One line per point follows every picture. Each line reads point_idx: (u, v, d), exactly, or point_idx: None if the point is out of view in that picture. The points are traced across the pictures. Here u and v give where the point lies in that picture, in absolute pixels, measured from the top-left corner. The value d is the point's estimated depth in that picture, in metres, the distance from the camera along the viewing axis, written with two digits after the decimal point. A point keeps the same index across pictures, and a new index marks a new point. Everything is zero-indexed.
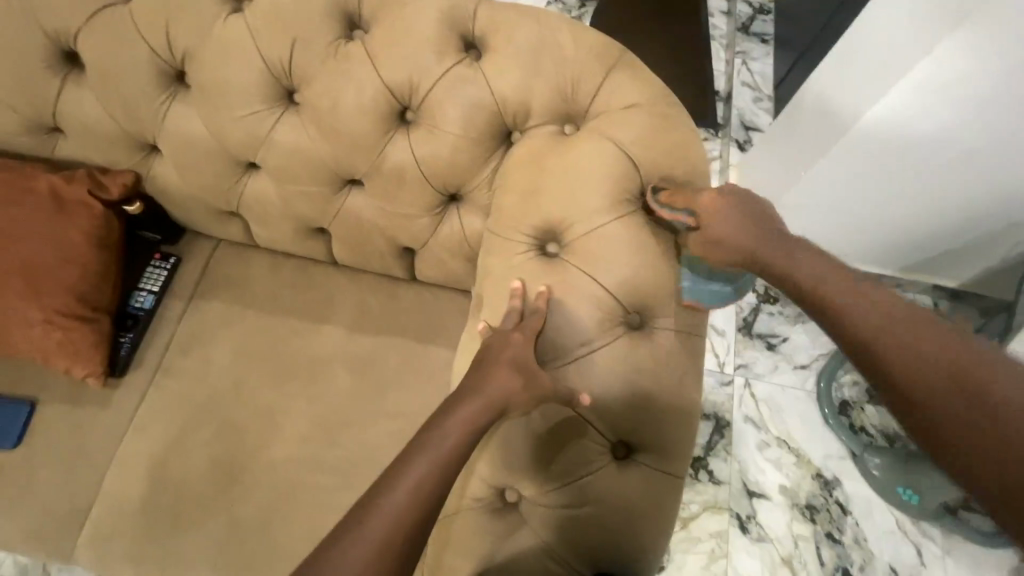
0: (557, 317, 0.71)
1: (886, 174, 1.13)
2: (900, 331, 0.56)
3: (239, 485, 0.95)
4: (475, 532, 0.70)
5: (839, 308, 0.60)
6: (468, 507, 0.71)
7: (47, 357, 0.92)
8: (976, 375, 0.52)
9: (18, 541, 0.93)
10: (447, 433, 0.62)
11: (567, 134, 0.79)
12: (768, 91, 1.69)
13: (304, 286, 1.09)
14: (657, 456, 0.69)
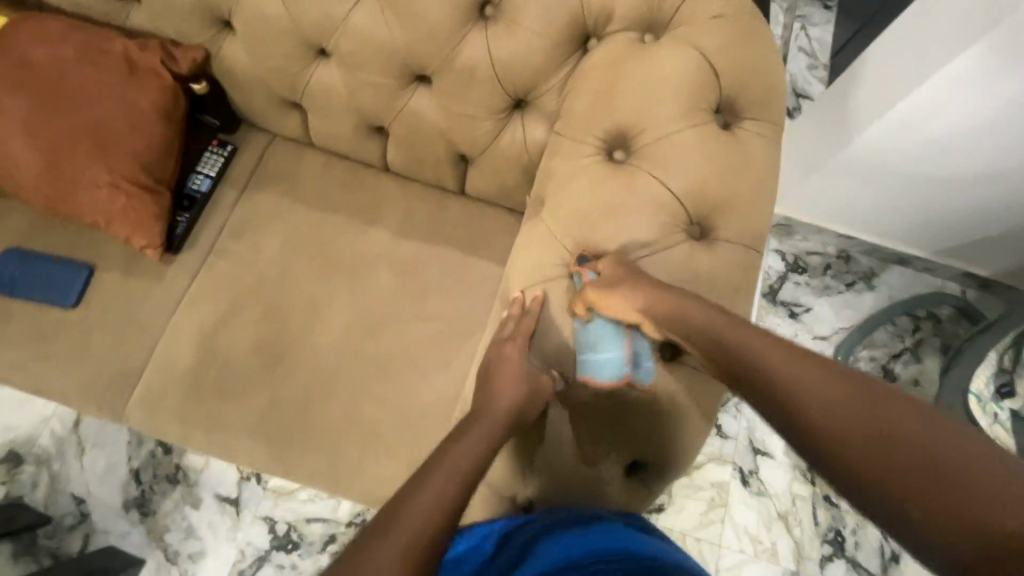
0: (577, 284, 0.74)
1: (910, 156, 1.30)
2: (863, 416, 0.51)
3: (283, 365, 0.98)
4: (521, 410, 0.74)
5: (767, 373, 0.59)
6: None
7: (109, 222, 0.95)
8: (929, 456, 0.47)
9: (74, 394, 0.98)
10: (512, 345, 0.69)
11: (646, 43, 0.78)
12: (824, 59, 1.65)
13: (355, 188, 1.11)
14: (702, 360, 0.73)
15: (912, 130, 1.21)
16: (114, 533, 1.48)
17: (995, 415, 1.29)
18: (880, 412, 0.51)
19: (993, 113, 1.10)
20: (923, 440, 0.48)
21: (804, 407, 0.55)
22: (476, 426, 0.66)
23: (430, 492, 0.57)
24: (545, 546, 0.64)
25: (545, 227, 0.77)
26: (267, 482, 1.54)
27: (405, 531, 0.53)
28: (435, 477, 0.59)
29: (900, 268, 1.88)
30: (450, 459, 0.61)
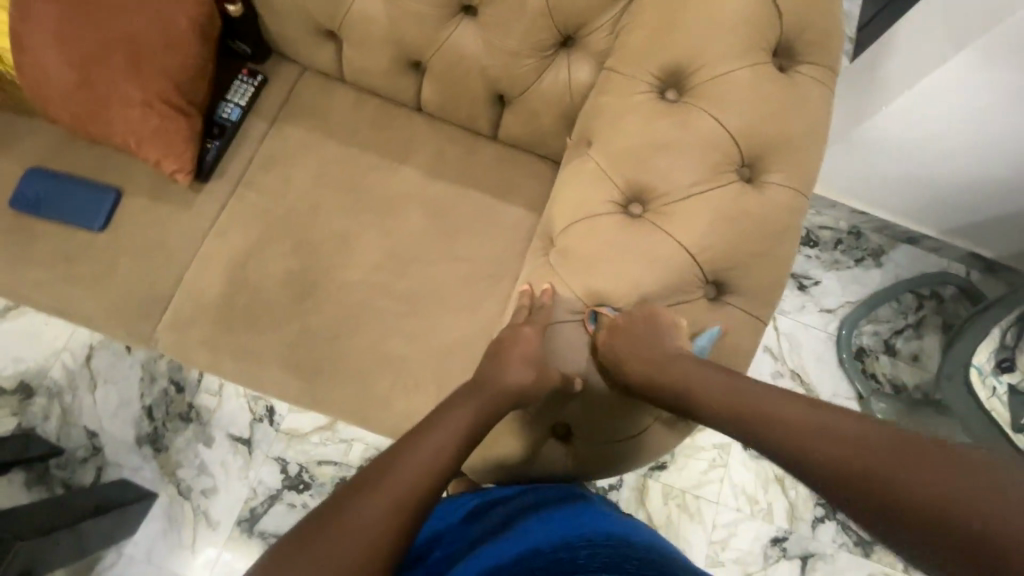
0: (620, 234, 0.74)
1: (921, 140, 1.39)
2: (836, 440, 0.54)
3: (313, 298, 0.98)
4: (565, 342, 0.76)
5: (741, 406, 0.63)
6: (560, 325, 0.76)
7: (140, 144, 0.93)
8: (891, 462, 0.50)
9: (101, 317, 0.97)
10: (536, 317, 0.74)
11: None
12: (850, 34, 1.60)
13: (387, 126, 1.09)
14: (746, 299, 0.73)
15: (922, 113, 1.30)
16: (126, 467, 1.50)
17: (993, 388, 1.35)
18: (841, 423, 0.55)
19: (1006, 99, 1.18)
20: (886, 453, 0.51)
21: (781, 437, 0.58)
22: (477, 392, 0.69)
23: (426, 453, 0.61)
24: (546, 525, 0.69)
25: (593, 164, 0.77)
26: (280, 424, 1.56)
27: (400, 484, 0.58)
28: (432, 437, 0.63)
29: (909, 248, 1.91)
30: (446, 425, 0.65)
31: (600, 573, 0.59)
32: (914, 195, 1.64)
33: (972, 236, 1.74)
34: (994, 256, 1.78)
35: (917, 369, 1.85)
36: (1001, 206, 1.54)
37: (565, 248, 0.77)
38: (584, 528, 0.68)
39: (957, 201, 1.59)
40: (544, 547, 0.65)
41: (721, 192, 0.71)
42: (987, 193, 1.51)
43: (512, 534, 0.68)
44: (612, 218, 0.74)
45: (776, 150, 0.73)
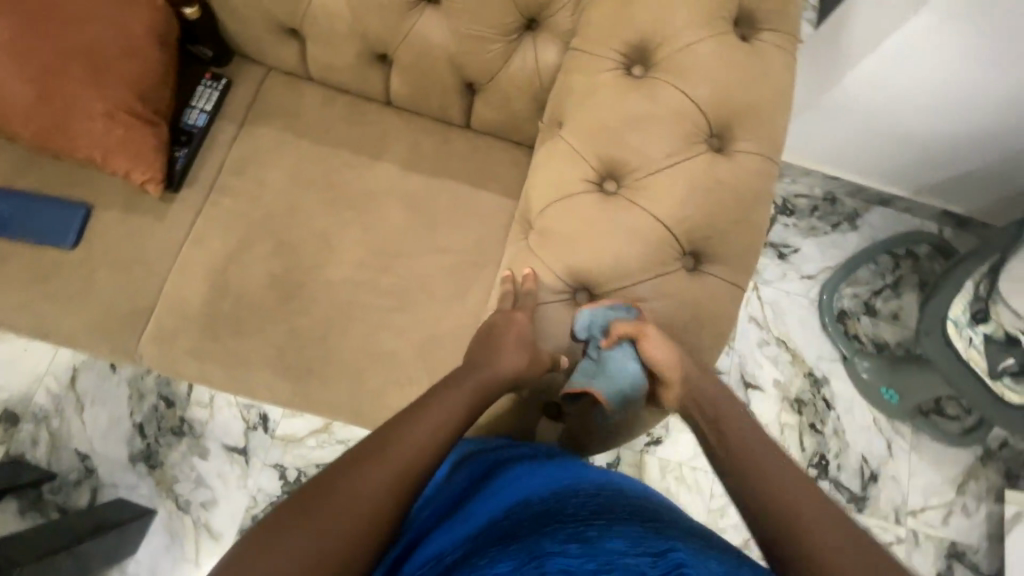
0: (593, 210, 0.74)
1: (893, 98, 1.40)
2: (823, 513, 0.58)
3: (297, 300, 0.98)
4: (552, 320, 0.77)
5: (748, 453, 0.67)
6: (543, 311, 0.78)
7: (107, 156, 0.91)
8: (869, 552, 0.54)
9: (81, 336, 0.96)
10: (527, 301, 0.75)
11: None
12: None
13: (358, 122, 1.08)
14: (725, 267, 0.73)
15: (893, 71, 1.31)
16: (122, 486, 1.48)
17: (969, 340, 1.35)
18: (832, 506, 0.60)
19: (977, 49, 1.20)
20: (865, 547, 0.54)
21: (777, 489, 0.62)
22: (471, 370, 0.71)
23: (420, 434, 0.62)
24: (539, 476, 0.67)
25: (565, 144, 0.78)
26: (274, 430, 1.56)
27: (394, 462, 0.59)
28: (427, 420, 0.64)
29: (883, 209, 1.94)
30: (442, 406, 0.67)
31: (593, 521, 0.59)
32: (887, 156, 1.66)
33: (942, 193, 1.78)
34: (965, 211, 1.82)
35: (897, 327, 1.90)
36: (974, 159, 1.57)
37: (544, 229, 0.77)
38: (574, 476, 0.68)
39: (930, 158, 1.62)
40: (534, 496, 0.63)
41: (692, 162, 0.72)
42: (959, 149, 1.53)
43: (499, 484, 0.67)
44: (588, 197, 0.75)
45: (742, 118, 0.74)
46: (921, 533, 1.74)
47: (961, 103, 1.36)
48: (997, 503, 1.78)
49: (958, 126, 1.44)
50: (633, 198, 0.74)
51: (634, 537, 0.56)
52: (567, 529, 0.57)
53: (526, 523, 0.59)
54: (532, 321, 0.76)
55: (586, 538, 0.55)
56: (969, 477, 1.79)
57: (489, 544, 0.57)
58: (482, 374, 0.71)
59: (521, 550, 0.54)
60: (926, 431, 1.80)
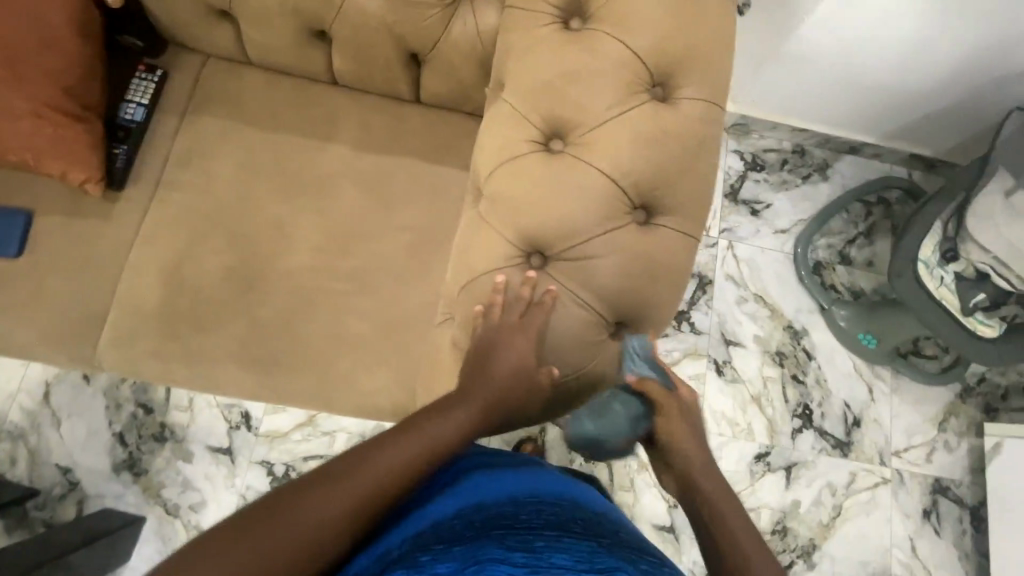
0: (540, 171, 0.73)
1: (856, 35, 1.43)
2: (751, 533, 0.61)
3: (256, 291, 0.96)
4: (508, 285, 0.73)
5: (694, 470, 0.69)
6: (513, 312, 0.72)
7: (39, 158, 0.89)
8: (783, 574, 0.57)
9: (36, 346, 0.93)
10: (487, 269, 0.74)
11: None
12: None
13: (304, 104, 1.05)
14: (678, 218, 0.72)
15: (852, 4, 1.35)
16: (108, 496, 1.47)
17: (941, 278, 1.36)
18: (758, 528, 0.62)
19: None
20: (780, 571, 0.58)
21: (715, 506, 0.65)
22: (466, 400, 0.67)
23: (393, 461, 0.60)
24: (497, 483, 0.68)
25: (507, 106, 0.76)
26: (258, 427, 1.54)
27: (355, 487, 0.58)
28: (404, 444, 0.62)
29: (853, 158, 1.94)
30: (428, 434, 0.64)
31: (545, 530, 0.59)
32: (852, 104, 1.68)
33: (910, 136, 1.77)
34: (933, 153, 1.82)
35: (872, 273, 1.91)
36: (937, 101, 1.59)
37: (494, 195, 0.75)
38: (533, 487, 0.69)
39: (894, 103, 1.64)
40: (489, 501, 0.64)
41: (636, 112, 0.71)
42: (923, 88, 1.56)
43: (459, 487, 0.67)
44: (535, 158, 0.73)
45: (683, 65, 0.72)
46: (906, 473, 1.78)
47: (915, 38, 1.40)
48: (977, 436, 1.82)
49: (914, 61, 1.47)
50: (580, 154, 0.72)
51: (580, 551, 0.57)
52: (515, 537, 0.57)
53: (476, 527, 0.59)
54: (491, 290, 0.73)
55: (533, 547, 0.56)
56: (950, 414, 1.83)
57: (434, 543, 0.57)
58: (478, 397, 0.68)
59: (464, 553, 0.54)
60: (906, 373, 1.82)
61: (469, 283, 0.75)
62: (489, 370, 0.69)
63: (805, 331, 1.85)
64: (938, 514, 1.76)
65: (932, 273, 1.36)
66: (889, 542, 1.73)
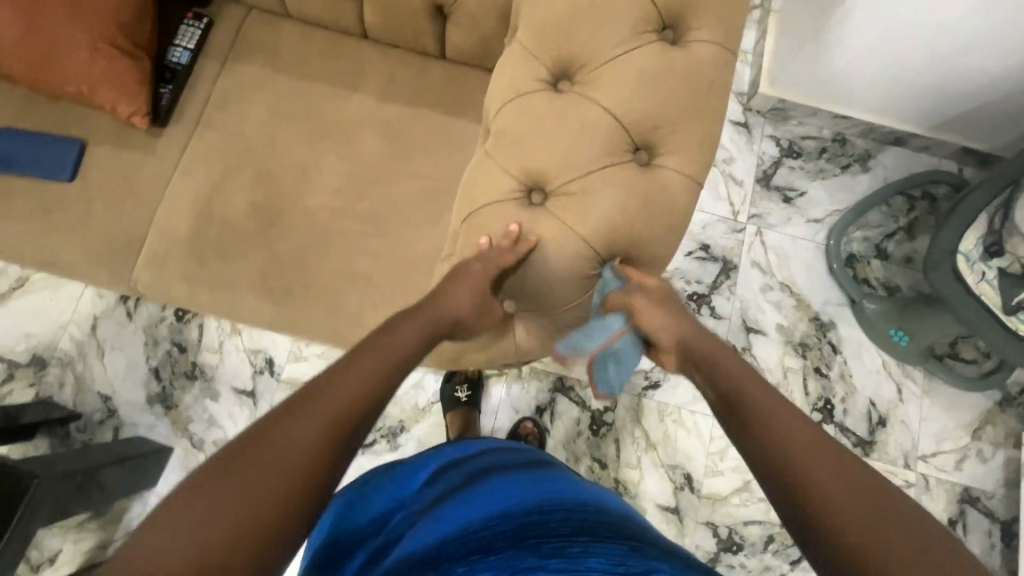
0: (544, 108, 0.75)
1: (902, 17, 1.38)
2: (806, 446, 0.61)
3: (279, 225, 1.02)
4: (507, 216, 0.75)
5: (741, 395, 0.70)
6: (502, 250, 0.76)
7: (93, 89, 0.96)
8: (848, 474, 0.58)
9: (81, 263, 1.02)
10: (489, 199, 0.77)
11: None
12: None
13: (335, 55, 1.10)
14: (679, 160, 0.73)
15: None
16: (141, 425, 1.58)
17: (982, 275, 1.27)
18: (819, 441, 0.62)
19: None
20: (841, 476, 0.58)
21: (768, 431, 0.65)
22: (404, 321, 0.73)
23: (351, 386, 0.63)
24: (514, 489, 0.76)
25: (519, 46, 0.78)
26: (280, 374, 1.62)
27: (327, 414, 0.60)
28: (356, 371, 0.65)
29: (897, 150, 1.86)
30: (380, 352, 0.69)
31: (577, 537, 0.66)
32: (897, 93, 1.62)
33: (957, 129, 1.71)
34: (986, 148, 1.73)
35: (909, 270, 1.83)
36: (990, 93, 1.51)
37: (500, 130, 0.77)
38: (555, 493, 0.75)
39: (944, 93, 1.56)
40: (514, 511, 0.71)
41: (642, 53, 0.72)
42: (974, 79, 1.48)
43: (478, 496, 0.75)
44: (541, 96, 0.75)
45: (694, 7, 0.73)
46: (932, 478, 1.70)
47: (967, 26, 1.34)
48: (1015, 448, 1.72)
49: (964, 52, 1.41)
50: (584, 93, 0.74)
51: (613, 551, 0.63)
52: (547, 545, 0.65)
53: (505, 538, 0.67)
54: (489, 221, 0.76)
55: (567, 553, 0.63)
56: (986, 422, 1.73)
57: (467, 552, 0.66)
58: (427, 317, 0.74)
59: (499, 563, 0.63)
60: (941, 375, 1.73)
61: (470, 215, 0.78)
62: (440, 293, 0.75)
63: (831, 323, 1.79)
64: (964, 523, 1.67)
65: (972, 274, 1.28)
66: None
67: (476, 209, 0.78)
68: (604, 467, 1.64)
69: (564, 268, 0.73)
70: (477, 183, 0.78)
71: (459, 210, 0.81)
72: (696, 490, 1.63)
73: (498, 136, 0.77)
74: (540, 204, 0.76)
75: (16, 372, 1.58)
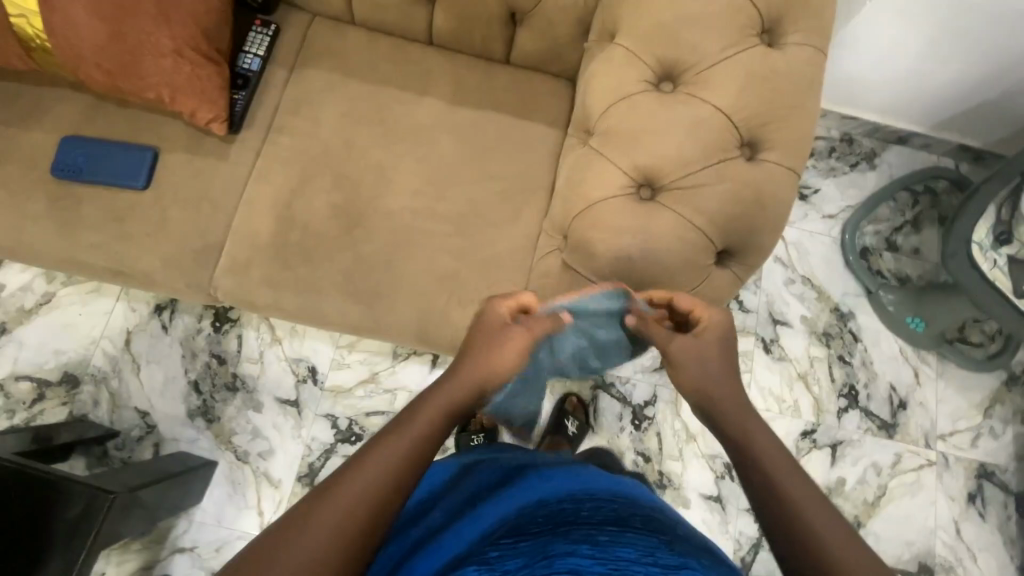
0: (653, 108, 0.79)
1: (912, 17, 1.46)
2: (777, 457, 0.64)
3: (361, 228, 1.03)
4: (622, 211, 0.79)
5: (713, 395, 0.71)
6: (618, 242, 0.79)
7: (174, 96, 0.95)
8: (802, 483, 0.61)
9: (159, 271, 1.01)
10: (603, 197, 0.80)
11: None
12: None
13: (403, 60, 1.12)
14: (783, 154, 0.77)
15: None
16: (183, 440, 1.54)
17: (995, 261, 1.30)
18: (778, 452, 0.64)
19: None
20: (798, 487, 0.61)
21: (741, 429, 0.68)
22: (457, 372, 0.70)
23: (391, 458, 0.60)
24: (550, 480, 0.76)
25: (621, 50, 0.82)
26: (324, 382, 1.61)
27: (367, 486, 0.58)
28: (411, 428, 0.64)
29: (900, 147, 1.94)
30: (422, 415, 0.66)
31: (606, 526, 0.68)
32: (903, 93, 1.70)
33: (959, 126, 1.77)
34: (980, 145, 1.81)
35: (919, 261, 1.93)
36: (988, 91, 1.60)
37: (607, 130, 0.82)
38: (586, 482, 0.76)
39: (948, 92, 1.65)
40: (548, 498, 0.72)
41: (745, 55, 0.77)
42: (977, 77, 1.56)
43: (514, 487, 0.75)
44: (649, 99, 0.80)
45: (789, 12, 0.78)
46: (951, 457, 1.78)
47: (972, 23, 1.42)
48: None
49: (967, 43, 1.47)
50: (690, 95, 0.78)
51: (643, 544, 0.65)
52: (577, 533, 0.66)
53: (537, 524, 0.67)
54: (601, 217, 0.80)
55: (597, 542, 0.65)
56: (995, 401, 1.83)
57: (502, 536, 0.66)
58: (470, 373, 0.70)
59: (532, 549, 0.64)
60: (952, 358, 1.82)
61: (580, 212, 0.82)
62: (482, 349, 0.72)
63: (852, 312, 1.87)
64: (983, 498, 1.76)
65: (986, 262, 1.30)
66: (934, 523, 1.72)
67: (587, 207, 0.82)
68: (648, 460, 1.66)
69: (679, 258, 0.78)
70: (586, 182, 0.82)
71: (565, 208, 0.85)
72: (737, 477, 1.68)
73: (607, 136, 0.81)
74: (648, 199, 0.80)
75: (47, 392, 1.53)
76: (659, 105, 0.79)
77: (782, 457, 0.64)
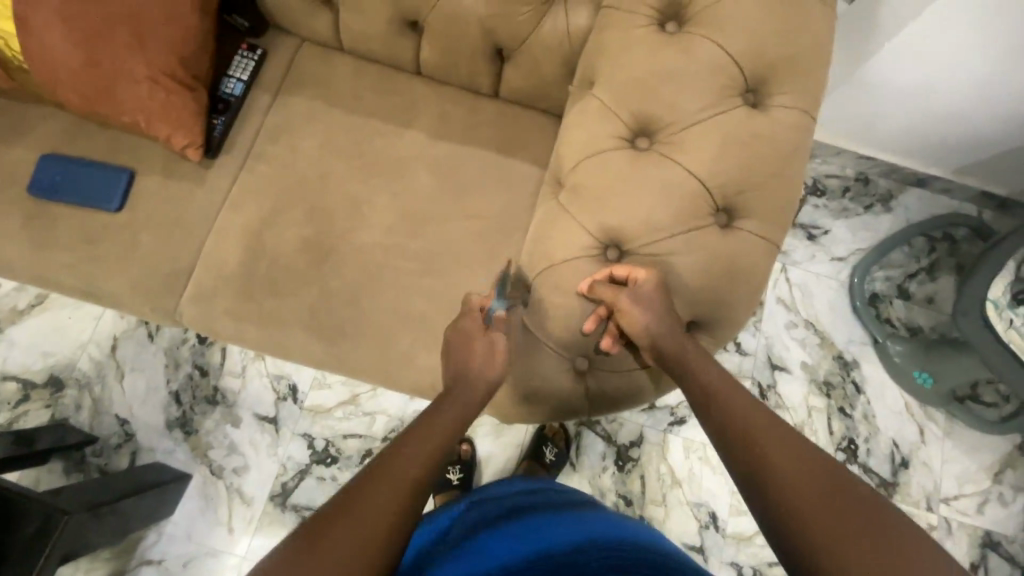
0: (624, 167, 0.75)
1: (917, 89, 1.38)
2: (776, 432, 0.65)
3: (329, 262, 1.00)
4: (586, 273, 0.77)
5: (706, 381, 0.72)
6: (576, 306, 0.77)
7: (148, 121, 0.95)
8: (796, 451, 0.63)
9: (126, 294, 1.00)
10: (570, 256, 0.77)
11: (669, 33, 0.77)
12: None
13: (388, 90, 1.10)
14: (758, 223, 0.73)
15: (908, 56, 1.29)
16: (159, 451, 1.54)
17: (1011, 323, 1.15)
18: (776, 430, 0.66)
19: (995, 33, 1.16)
20: (785, 455, 0.63)
21: (732, 412, 0.69)
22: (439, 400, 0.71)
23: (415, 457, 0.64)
24: (568, 525, 0.75)
25: (596, 103, 0.78)
26: (303, 402, 1.59)
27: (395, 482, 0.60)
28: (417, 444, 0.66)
29: (920, 191, 1.83)
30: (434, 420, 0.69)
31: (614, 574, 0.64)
32: (920, 145, 1.60)
33: (984, 175, 1.65)
34: (1006, 193, 1.69)
35: (931, 312, 1.83)
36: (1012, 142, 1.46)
37: (576, 186, 0.78)
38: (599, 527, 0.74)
39: (970, 142, 1.52)
40: (561, 551, 0.69)
41: (724, 118, 0.72)
42: (1001, 129, 1.42)
43: (532, 530, 0.75)
44: (624, 157, 0.76)
45: (775, 74, 0.74)
46: (954, 522, 1.68)
47: (982, 87, 1.31)
48: None
49: (994, 94, 1.31)
50: (666, 155, 0.74)
51: None
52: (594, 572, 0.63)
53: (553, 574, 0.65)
54: (568, 277, 0.78)
55: None
56: (1006, 466, 1.72)
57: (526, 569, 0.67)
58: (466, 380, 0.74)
59: None
60: (961, 417, 1.72)
61: (545, 271, 0.80)
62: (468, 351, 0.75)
63: (856, 362, 1.78)
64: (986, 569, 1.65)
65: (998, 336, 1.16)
66: None
67: (553, 265, 0.79)
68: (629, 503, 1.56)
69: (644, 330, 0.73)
70: (554, 238, 0.79)
71: (530, 264, 0.82)
72: (721, 528, 1.55)
73: (577, 192, 0.77)
74: (613, 257, 0.77)
75: (31, 393, 1.54)
76: (634, 163, 0.75)
77: (774, 430, 0.65)
